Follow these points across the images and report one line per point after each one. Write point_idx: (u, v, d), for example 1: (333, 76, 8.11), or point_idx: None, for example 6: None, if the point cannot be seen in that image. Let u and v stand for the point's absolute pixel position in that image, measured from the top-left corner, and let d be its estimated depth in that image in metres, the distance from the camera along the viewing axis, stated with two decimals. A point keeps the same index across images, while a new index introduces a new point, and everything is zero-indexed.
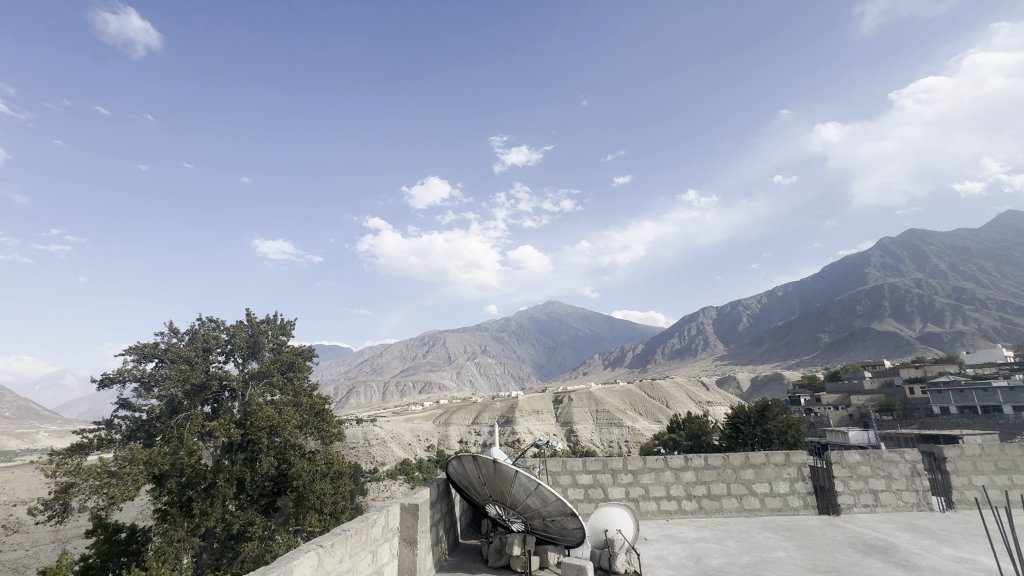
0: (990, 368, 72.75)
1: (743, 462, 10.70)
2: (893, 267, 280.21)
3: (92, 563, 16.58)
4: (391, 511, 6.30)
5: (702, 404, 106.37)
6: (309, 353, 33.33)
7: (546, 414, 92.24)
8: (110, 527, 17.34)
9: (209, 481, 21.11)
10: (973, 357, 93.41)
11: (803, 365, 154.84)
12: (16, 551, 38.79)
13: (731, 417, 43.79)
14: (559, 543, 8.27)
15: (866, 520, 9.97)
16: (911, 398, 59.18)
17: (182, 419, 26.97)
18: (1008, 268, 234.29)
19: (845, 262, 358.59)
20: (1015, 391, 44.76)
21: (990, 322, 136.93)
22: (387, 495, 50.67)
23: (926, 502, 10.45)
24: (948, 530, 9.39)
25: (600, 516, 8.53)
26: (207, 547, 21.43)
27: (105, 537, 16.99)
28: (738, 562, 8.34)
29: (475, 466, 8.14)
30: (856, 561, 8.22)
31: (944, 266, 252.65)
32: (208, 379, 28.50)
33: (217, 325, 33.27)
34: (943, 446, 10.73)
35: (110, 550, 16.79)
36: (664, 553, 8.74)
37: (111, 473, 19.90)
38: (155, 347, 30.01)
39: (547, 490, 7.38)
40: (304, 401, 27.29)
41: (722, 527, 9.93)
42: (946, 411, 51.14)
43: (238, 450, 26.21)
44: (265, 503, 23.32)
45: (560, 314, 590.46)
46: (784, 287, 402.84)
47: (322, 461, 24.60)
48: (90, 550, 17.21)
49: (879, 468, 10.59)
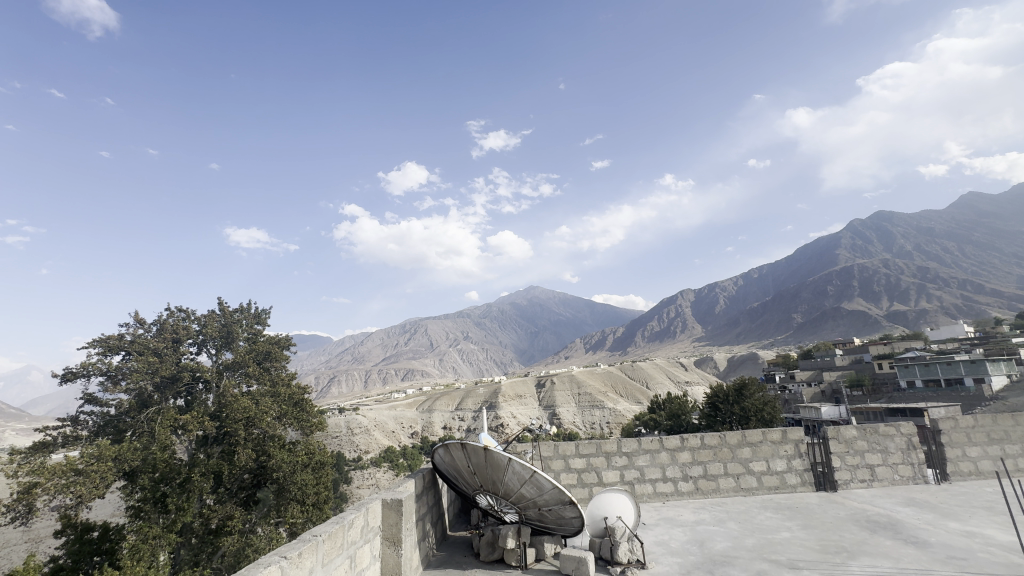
0: (953, 344, 75.45)
1: (740, 440, 10.34)
2: (863, 250, 288.89)
3: (61, 564, 15.49)
4: (370, 509, 5.60)
5: (681, 384, 108.48)
6: (286, 342, 32.10)
7: (528, 398, 92.61)
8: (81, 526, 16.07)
9: (185, 475, 19.92)
10: (937, 333, 96.80)
11: (778, 343, 158.85)
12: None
13: (709, 395, 44.31)
14: (555, 533, 7.71)
15: (865, 496, 9.71)
16: (879, 372, 61.08)
17: (154, 413, 25.80)
18: (969, 247, 243.60)
19: (818, 245, 368.55)
20: (975, 363, 46.47)
21: (952, 300, 142.72)
22: (372, 483, 50.35)
23: (921, 475, 10.25)
24: (949, 504, 9.14)
25: (597, 502, 7.98)
26: (184, 543, 20.29)
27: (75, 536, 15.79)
28: (743, 545, 7.90)
29: (463, 454, 7.47)
30: (865, 539, 7.87)
31: (910, 246, 261.29)
32: (180, 371, 27.50)
33: (186, 315, 31.80)
34: (937, 417, 10.50)
35: (80, 550, 15.69)
36: (665, 538, 8.27)
37: (78, 471, 18.70)
38: (121, 340, 28.30)
39: (544, 478, 6.72)
40: (282, 391, 26.15)
41: (721, 508, 9.53)
42: (913, 384, 52.49)
43: (214, 443, 25.23)
44: (245, 496, 22.58)
45: (541, 300, 592.06)
46: (760, 270, 411.98)
47: (303, 451, 23.54)
48: (59, 552, 15.93)
49: (875, 442, 10.32)
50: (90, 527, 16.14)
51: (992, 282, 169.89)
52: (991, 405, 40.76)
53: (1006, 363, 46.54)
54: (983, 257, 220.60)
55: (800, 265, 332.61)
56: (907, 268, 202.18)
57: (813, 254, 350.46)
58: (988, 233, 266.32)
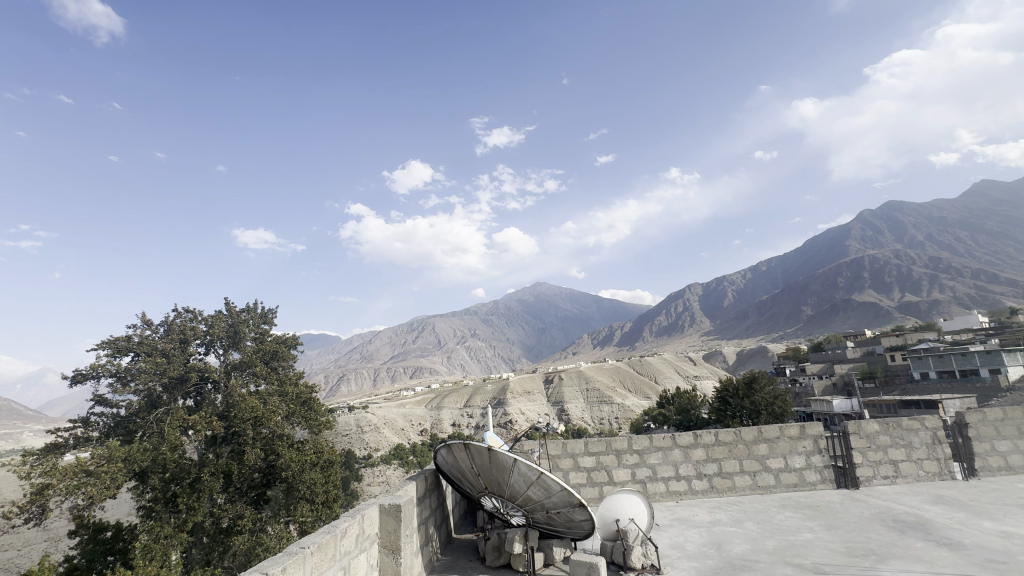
0: (968, 334, 74.05)
1: (756, 436, 9.86)
2: (873, 241, 285.40)
3: (75, 564, 15.35)
4: (366, 515, 5.25)
5: (690, 378, 107.87)
6: (293, 341, 31.92)
7: (537, 394, 92.41)
8: (94, 526, 15.90)
9: (195, 475, 19.73)
10: (951, 323, 95.36)
11: (788, 336, 157.33)
12: (8, 551, 38.11)
13: (719, 389, 43.73)
14: (565, 536, 7.31)
15: (888, 493, 9.22)
16: (891, 365, 60.01)
17: (162, 414, 25.71)
18: (982, 236, 239.29)
19: (826, 236, 364.89)
20: (991, 354, 44.97)
21: (966, 290, 140.38)
22: (383, 480, 50.63)
23: (948, 471, 9.73)
24: (981, 501, 8.65)
25: (609, 503, 7.57)
26: (196, 542, 20.11)
27: (90, 536, 15.64)
28: (764, 548, 7.45)
29: (466, 455, 7.11)
30: (894, 541, 7.40)
31: (922, 236, 257.71)
32: (187, 371, 27.47)
33: (193, 316, 31.64)
34: (964, 409, 9.95)
35: (95, 549, 15.55)
36: (681, 540, 7.86)
37: (90, 472, 18.51)
38: (129, 341, 28.21)
39: (551, 479, 6.38)
40: (291, 391, 26.01)
41: (739, 508, 9.06)
42: (926, 375, 51.61)
43: (223, 443, 25.09)
44: (254, 496, 22.33)
45: (547, 296, 591.29)
46: (768, 263, 408.55)
47: (311, 451, 23.29)
48: (73, 552, 15.78)
49: (898, 437, 9.85)
50: (103, 527, 15.98)
51: (1006, 271, 166.70)
52: (1008, 396, 39.71)
53: None
54: (996, 245, 216.71)
55: (810, 257, 329.13)
56: (919, 258, 199.03)
57: (822, 245, 346.80)
58: (1002, 221, 261.41)
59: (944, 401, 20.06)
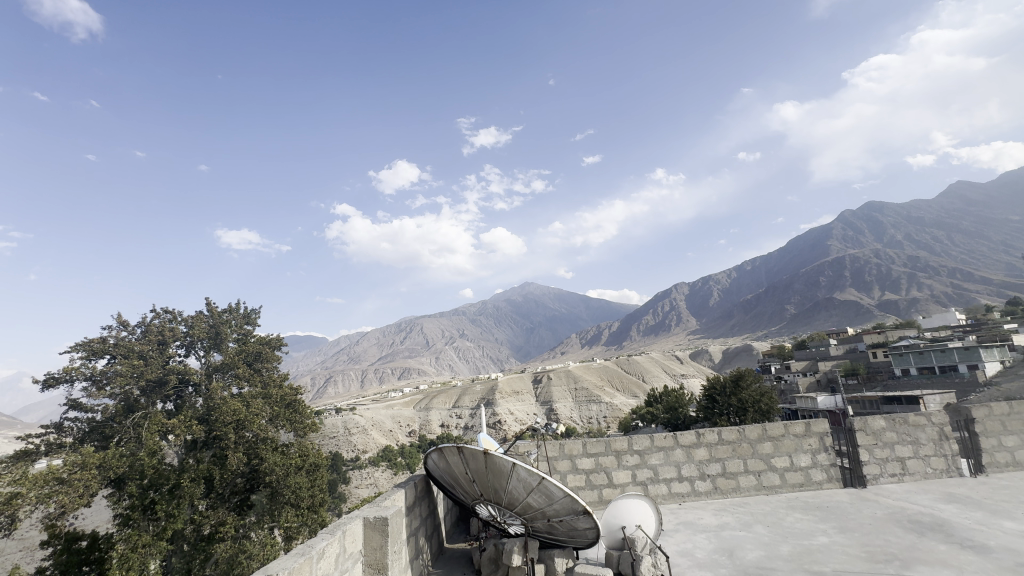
0: (946, 331, 75.24)
1: (761, 434, 9.41)
2: (854, 240, 290.56)
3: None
4: (348, 530, 4.61)
5: (677, 377, 108.40)
6: (277, 342, 30.94)
7: (526, 394, 91.97)
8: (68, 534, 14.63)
9: (175, 481, 18.70)
10: (929, 320, 96.85)
11: (773, 334, 159.40)
12: None
13: (707, 388, 43.59)
14: (567, 546, 6.72)
15: (898, 492, 8.80)
16: (873, 361, 60.72)
17: (140, 417, 24.60)
18: (959, 236, 244.87)
19: (809, 237, 370.84)
20: (969, 350, 45.76)
21: (943, 287, 143.16)
22: (371, 483, 49.85)
23: (955, 467, 9.35)
24: (992, 499, 8.29)
25: (614, 509, 7.03)
26: (176, 551, 19.11)
27: (63, 546, 14.40)
28: (779, 554, 6.96)
29: (459, 459, 6.50)
30: (915, 544, 6.96)
31: (901, 236, 262.67)
32: (166, 374, 26.41)
33: (172, 316, 30.44)
34: (971, 406, 9.58)
35: (69, 560, 14.27)
36: (689, 547, 7.34)
37: (62, 480, 17.24)
38: (105, 343, 26.90)
39: (553, 485, 5.81)
40: (275, 392, 25.07)
41: (745, 510, 8.60)
42: (907, 372, 52.06)
43: (203, 447, 24.09)
44: (237, 501, 21.36)
45: (536, 296, 591.76)
46: (753, 263, 413.53)
47: (296, 454, 22.38)
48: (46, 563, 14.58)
49: (905, 433, 9.45)
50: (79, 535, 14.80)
51: (981, 269, 170.96)
52: (987, 390, 40.34)
53: (1000, 349, 45.83)
54: (971, 246, 221.85)
55: (794, 257, 333.88)
56: (899, 257, 202.60)
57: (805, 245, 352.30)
58: (977, 222, 267.66)
59: (928, 399, 20.10)
